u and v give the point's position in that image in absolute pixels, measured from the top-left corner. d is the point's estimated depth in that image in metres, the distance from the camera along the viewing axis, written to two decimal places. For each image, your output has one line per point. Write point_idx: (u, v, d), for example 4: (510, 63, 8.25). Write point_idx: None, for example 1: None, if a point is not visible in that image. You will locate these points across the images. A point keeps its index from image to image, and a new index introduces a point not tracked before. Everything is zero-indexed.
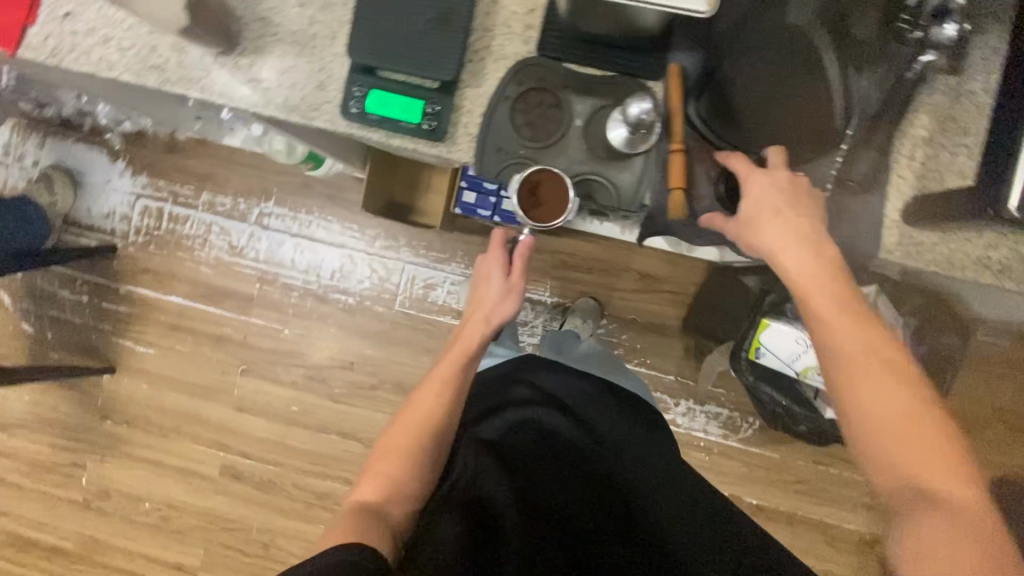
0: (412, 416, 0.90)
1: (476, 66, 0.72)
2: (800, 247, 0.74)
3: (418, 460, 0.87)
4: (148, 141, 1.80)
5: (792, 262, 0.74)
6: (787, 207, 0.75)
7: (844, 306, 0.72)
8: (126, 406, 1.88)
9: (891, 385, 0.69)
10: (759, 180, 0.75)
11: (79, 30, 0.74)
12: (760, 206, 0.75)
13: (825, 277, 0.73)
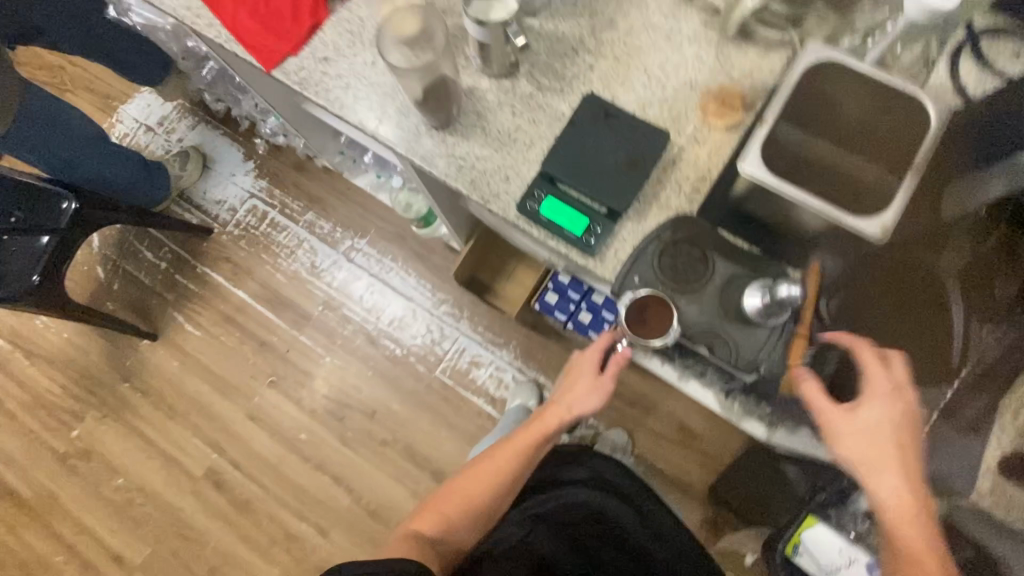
0: (479, 477, 0.92)
1: (643, 206, 0.76)
2: (899, 480, 0.64)
3: (468, 515, 0.91)
4: (283, 155, 1.93)
5: (882, 491, 0.64)
6: (898, 436, 0.65)
7: (921, 549, 0.64)
8: (150, 377, 1.85)
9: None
10: (885, 408, 0.65)
11: (329, 71, 0.87)
12: (872, 423, 0.65)
13: (913, 515, 0.64)
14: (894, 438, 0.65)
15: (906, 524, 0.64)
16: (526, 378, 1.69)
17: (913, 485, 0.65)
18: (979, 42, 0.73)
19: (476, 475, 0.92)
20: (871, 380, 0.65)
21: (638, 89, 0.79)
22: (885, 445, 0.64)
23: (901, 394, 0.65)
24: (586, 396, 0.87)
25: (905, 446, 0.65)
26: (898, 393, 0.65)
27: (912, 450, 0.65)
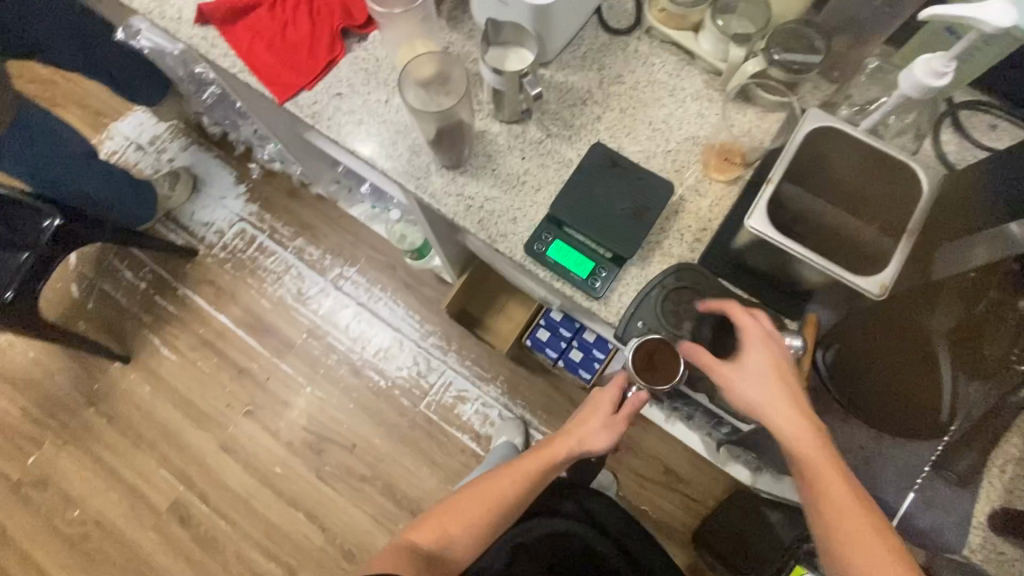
0: (479, 502, 0.87)
1: (646, 252, 0.79)
2: (794, 415, 0.65)
3: (464, 539, 0.86)
4: (276, 180, 1.92)
5: (789, 432, 0.65)
6: (779, 372, 0.67)
7: (837, 479, 0.63)
8: (118, 402, 1.77)
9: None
10: (765, 352, 0.67)
11: (343, 107, 0.89)
12: (758, 369, 0.67)
13: (817, 449, 0.64)
14: (779, 378, 0.66)
15: (816, 459, 0.64)
16: (512, 415, 1.66)
17: (808, 418, 0.66)
18: (959, 115, 0.79)
19: (475, 498, 0.88)
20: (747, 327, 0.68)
21: (643, 141, 0.83)
22: (776, 387, 0.66)
23: (772, 336, 0.68)
24: (596, 433, 0.85)
25: (788, 382, 0.66)
26: (772, 335, 0.68)
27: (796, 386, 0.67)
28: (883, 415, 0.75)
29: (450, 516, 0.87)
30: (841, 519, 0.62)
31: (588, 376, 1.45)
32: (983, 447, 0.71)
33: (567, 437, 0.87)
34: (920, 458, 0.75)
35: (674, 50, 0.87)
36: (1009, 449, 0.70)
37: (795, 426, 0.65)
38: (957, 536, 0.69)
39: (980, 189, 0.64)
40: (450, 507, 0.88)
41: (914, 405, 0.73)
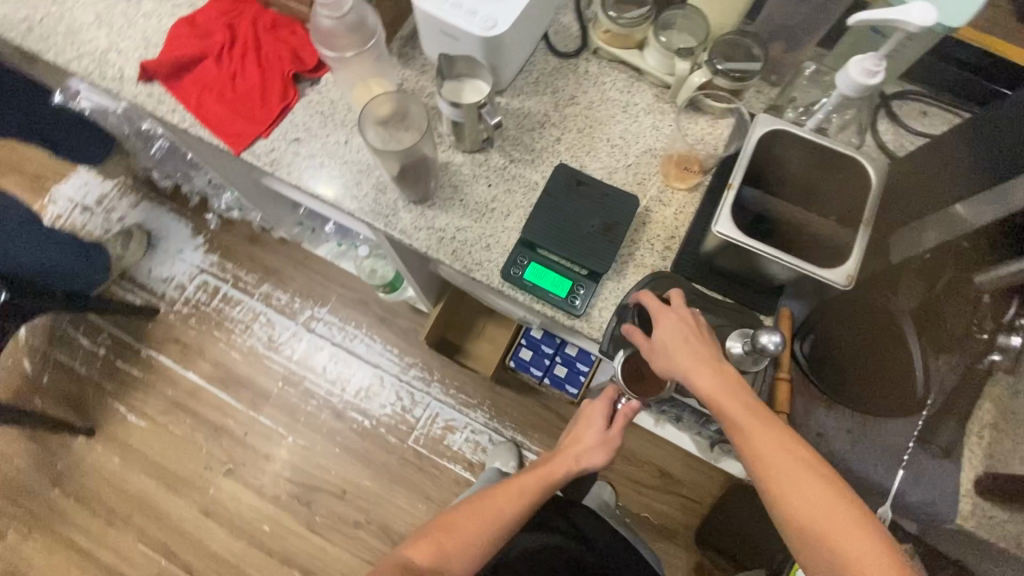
0: (479, 520, 0.81)
1: (620, 266, 0.80)
2: (705, 368, 0.65)
3: (464, 562, 0.78)
4: (235, 227, 1.87)
5: (701, 385, 0.65)
6: (685, 335, 0.68)
7: (754, 419, 0.63)
8: (85, 478, 1.66)
9: (820, 516, 0.60)
10: (669, 318, 0.69)
11: (301, 152, 0.88)
12: (666, 336, 0.68)
13: (730, 393, 0.64)
14: (688, 338, 0.67)
15: (729, 404, 0.64)
16: (503, 439, 1.64)
17: (721, 368, 0.66)
18: (892, 105, 0.84)
19: (474, 518, 0.81)
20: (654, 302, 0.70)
21: (603, 157, 0.85)
22: (686, 347, 0.67)
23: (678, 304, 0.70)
24: (593, 450, 0.86)
25: (699, 340, 0.67)
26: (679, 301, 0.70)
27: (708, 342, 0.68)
28: (865, 395, 0.78)
29: (448, 536, 0.79)
30: (763, 457, 0.62)
31: (575, 392, 1.45)
32: (960, 417, 0.77)
33: (567, 457, 0.87)
34: (904, 435, 0.81)
35: (622, 67, 0.90)
36: (982, 417, 0.77)
37: (706, 377, 0.65)
38: (949, 510, 0.76)
39: (954, 163, 0.64)
40: (448, 526, 0.81)
41: (892, 385, 0.76)
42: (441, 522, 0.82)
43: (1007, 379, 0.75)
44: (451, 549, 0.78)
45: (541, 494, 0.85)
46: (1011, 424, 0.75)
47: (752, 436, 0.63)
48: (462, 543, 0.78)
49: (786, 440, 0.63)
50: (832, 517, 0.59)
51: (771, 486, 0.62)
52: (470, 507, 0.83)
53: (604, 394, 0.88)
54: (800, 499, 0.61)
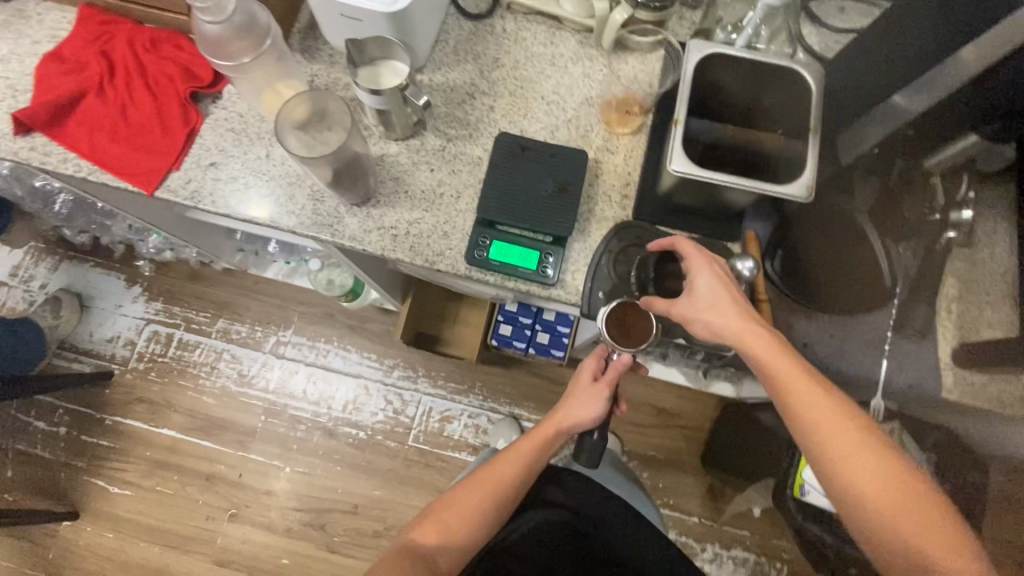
0: (479, 491, 0.80)
1: (583, 224, 0.78)
2: (756, 332, 0.66)
3: (468, 533, 0.78)
4: (173, 268, 1.75)
5: (754, 347, 0.66)
6: (729, 294, 0.68)
7: (807, 383, 0.65)
8: (82, 562, 1.56)
9: (869, 471, 0.63)
10: (710, 274, 0.68)
11: (221, 176, 0.81)
12: (709, 295, 0.68)
13: (785, 357, 0.66)
14: (734, 299, 0.68)
15: (783, 366, 0.65)
16: (502, 415, 1.64)
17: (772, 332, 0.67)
18: (812, 8, 0.84)
19: (474, 489, 0.80)
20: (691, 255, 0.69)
21: (542, 116, 0.82)
22: (730, 307, 0.67)
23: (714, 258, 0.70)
24: (588, 404, 0.84)
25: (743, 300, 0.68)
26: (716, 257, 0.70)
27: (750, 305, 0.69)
28: (834, 304, 0.79)
29: (450, 511, 0.79)
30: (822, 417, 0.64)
31: (561, 353, 1.44)
32: (929, 296, 0.77)
33: (556, 416, 0.84)
34: (879, 326, 0.83)
35: (540, 19, 0.86)
36: (948, 291, 0.77)
37: (760, 341, 0.66)
38: (934, 382, 0.75)
39: (924, 23, 0.61)
40: (447, 502, 0.80)
41: (861, 282, 0.77)
42: (442, 499, 0.81)
43: (965, 252, 0.77)
44: (454, 523, 0.78)
45: (537, 457, 0.83)
46: (976, 292, 0.76)
47: (810, 398, 0.65)
48: (464, 517, 0.78)
49: (840, 401, 0.65)
50: (881, 471, 0.63)
51: (825, 446, 0.64)
52: (469, 479, 0.82)
53: (595, 352, 0.86)
54: (852, 456, 0.63)
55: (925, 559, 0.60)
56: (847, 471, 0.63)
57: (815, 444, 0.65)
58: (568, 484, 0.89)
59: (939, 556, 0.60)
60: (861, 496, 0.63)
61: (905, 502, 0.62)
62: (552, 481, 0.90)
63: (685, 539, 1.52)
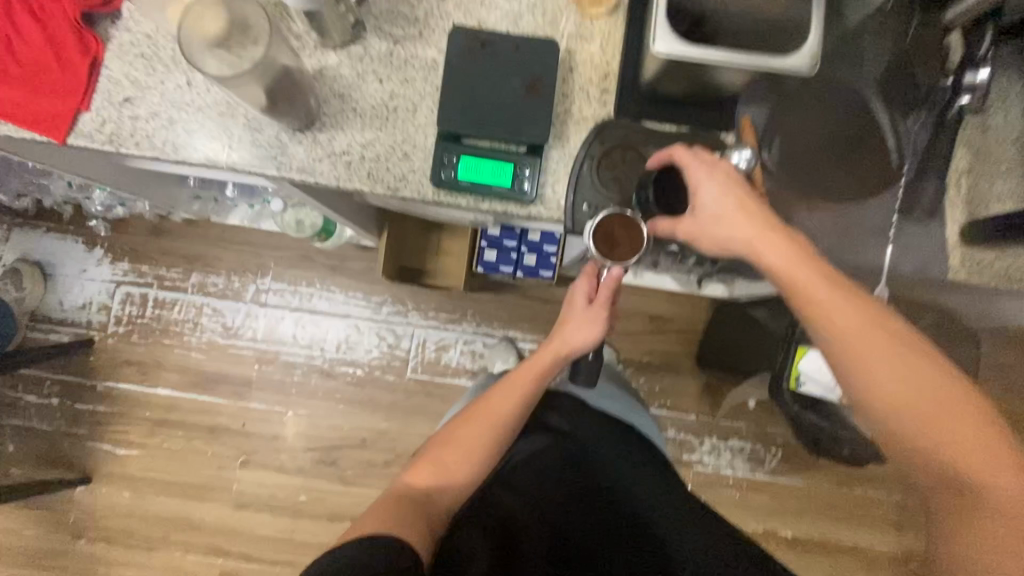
0: (477, 427, 0.78)
1: (559, 128, 0.70)
2: (775, 244, 0.66)
3: (467, 468, 0.76)
4: (133, 225, 1.64)
5: (773, 259, 0.66)
6: (739, 202, 0.66)
7: (833, 293, 0.65)
8: (104, 521, 1.58)
9: (891, 376, 0.64)
10: (717, 179, 0.65)
11: (140, 114, 0.70)
12: (722, 206, 0.66)
13: (809, 268, 0.65)
14: (751, 210, 0.66)
15: (807, 278, 0.65)
16: (497, 339, 1.63)
17: (793, 243, 0.66)
18: None
19: (472, 425, 0.79)
20: (689, 169, 0.66)
21: (501, 3, 0.71)
22: (740, 215, 0.65)
23: (720, 164, 0.66)
24: (581, 330, 0.83)
25: (762, 210, 0.66)
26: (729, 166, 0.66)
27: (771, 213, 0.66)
28: (829, 191, 0.73)
29: (448, 449, 0.77)
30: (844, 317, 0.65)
31: (550, 273, 1.39)
32: (939, 173, 0.71)
33: (553, 343, 0.83)
34: (884, 212, 0.75)
35: None
36: (958, 163, 0.71)
37: (781, 252, 0.65)
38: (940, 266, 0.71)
39: None
40: (445, 440, 0.78)
41: (863, 164, 0.71)
42: (440, 437, 0.79)
43: (975, 121, 0.71)
44: (452, 462, 0.77)
45: (537, 386, 0.82)
46: (986, 165, 0.71)
47: (835, 308, 0.64)
48: (462, 453, 0.77)
49: (864, 308, 0.65)
50: (904, 375, 0.64)
51: (849, 355, 0.65)
52: (466, 415, 0.80)
53: (586, 272, 0.82)
54: (875, 363, 0.65)
55: (944, 454, 0.62)
56: (870, 369, 0.65)
57: (839, 353, 0.66)
58: (567, 407, 0.87)
59: (959, 450, 0.62)
60: (884, 401, 0.65)
61: (928, 403, 0.63)
62: (552, 407, 0.87)
63: (684, 435, 1.57)
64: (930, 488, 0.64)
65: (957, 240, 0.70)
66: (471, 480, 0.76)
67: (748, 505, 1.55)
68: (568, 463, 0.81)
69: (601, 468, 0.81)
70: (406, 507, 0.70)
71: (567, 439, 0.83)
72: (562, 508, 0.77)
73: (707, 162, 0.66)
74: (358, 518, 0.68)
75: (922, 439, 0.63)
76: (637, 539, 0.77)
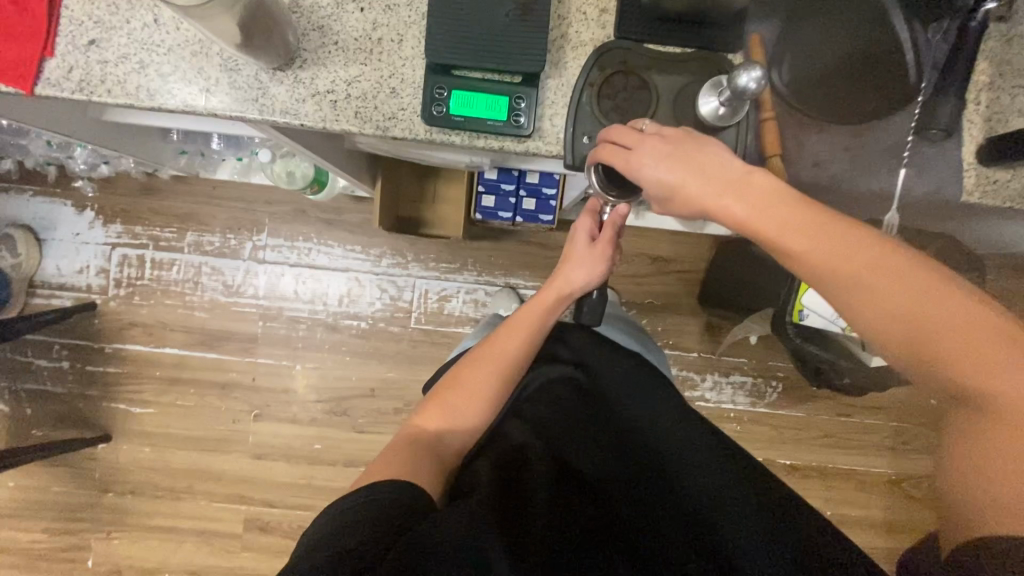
0: (482, 369, 0.79)
1: (555, 56, 0.67)
2: (730, 195, 0.59)
3: (475, 409, 0.78)
4: (121, 185, 1.60)
5: (734, 214, 0.59)
6: (678, 173, 0.61)
7: (807, 234, 0.56)
8: (129, 475, 1.64)
9: (902, 311, 0.54)
10: (642, 158, 0.62)
11: (108, 58, 0.65)
12: (664, 175, 0.62)
13: (773, 213, 0.57)
14: (693, 171, 0.60)
15: (772, 225, 0.57)
16: (499, 287, 1.62)
17: (750, 187, 0.58)
18: None
19: (477, 367, 0.79)
20: (620, 157, 0.63)
21: None
22: (691, 182, 0.60)
23: (643, 142, 0.62)
24: (583, 268, 0.83)
25: (706, 167, 0.60)
26: (657, 135, 0.62)
27: (721, 164, 0.60)
28: (845, 114, 0.69)
29: (455, 392, 0.78)
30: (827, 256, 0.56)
31: (549, 218, 1.36)
32: (960, 88, 0.66)
33: (556, 282, 0.84)
34: (900, 132, 0.71)
35: None
36: (979, 78, 0.67)
37: (740, 205, 0.58)
38: (954, 188, 0.69)
39: None
40: (450, 384, 0.79)
41: (881, 79, 0.67)
42: (446, 381, 0.80)
43: (1000, 29, 0.67)
44: (459, 403, 0.77)
45: (540, 325, 0.83)
46: (1009, 78, 0.67)
47: (816, 248, 0.56)
48: (469, 394, 0.78)
49: (853, 240, 0.55)
50: (920, 307, 0.53)
51: (845, 297, 0.56)
52: (471, 358, 0.81)
53: (588, 208, 0.83)
54: (881, 294, 0.54)
55: (982, 390, 0.51)
56: (872, 307, 0.55)
57: (833, 295, 0.57)
58: (573, 341, 0.88)
59: (1000, 383, 0.50)
60: (899, 341, 0.54)
61: (958, 330, 0.52)
62: (558, 343, 0.88)
63: (686, 372, 1.59)
64: (963, 428, 0.53)
65: (974, 160, 0.68)
66: (480, 420, 0.78)
67: (748, 437, 1.60)
68: (576, 394, 0.81)
69: (604, 396, 0.82)
70: (416, 449, 0.71)
71: (575, 372, 0.84)
72: (565, 437, 0.76)
73: (634, 140, 0.63)
74: (369, 465, 0.69)
75: (951, 376, 0.52)
76: (646, 470, 0.73)
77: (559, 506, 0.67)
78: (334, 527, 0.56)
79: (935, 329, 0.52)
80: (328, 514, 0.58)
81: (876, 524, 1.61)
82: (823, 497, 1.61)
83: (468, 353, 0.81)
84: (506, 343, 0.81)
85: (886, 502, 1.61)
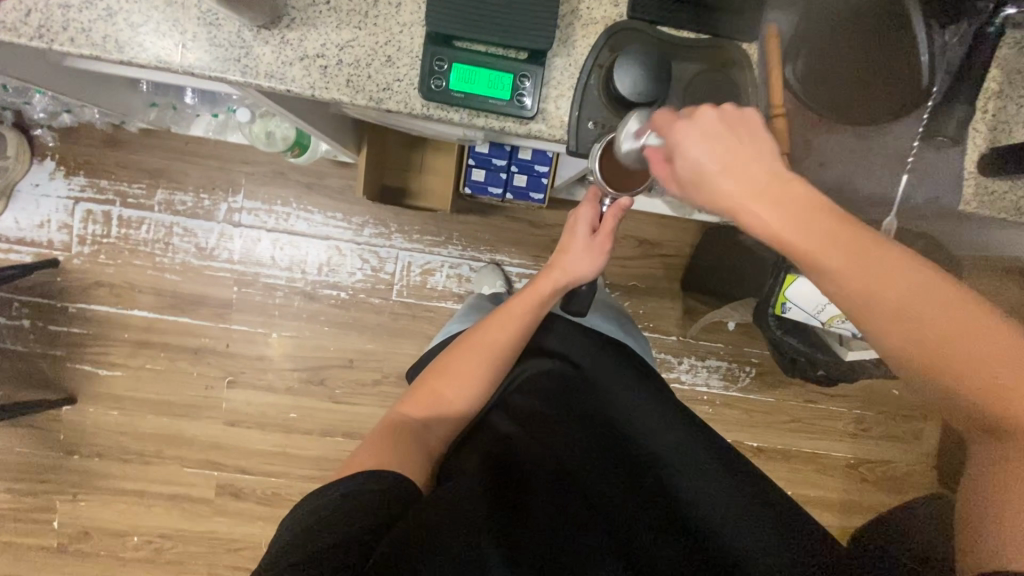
0: (474, 357, 0.78)
1: (564, 32, 0.63)
2: (768, 202, 0.52)
3: (461, 396, 0.77)
4: (85, 136, 1.50)
5: (769, 222, 0.52)
6: (726, 155, 0.52)
7: (842, 250, 0.51)
8: (95, 439, 1.59)
9: (936, 318, 0.51)
10: (690, 128, 0.53)
11: (71, 2, 0.59)
12: (702, 165, 0.53)
13: (818, 230, 0.51)
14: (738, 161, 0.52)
15: (812, 244, 0.51)
16: (483, 262, 1.60)
17: (786, 193, 0.51)
18: None
19: (467, 353, 0.78)
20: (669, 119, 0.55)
21: None
22: (735, 174, 0.52)
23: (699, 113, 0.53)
24: (582, 258, 0.83)
25: (753, 161, 0.52)
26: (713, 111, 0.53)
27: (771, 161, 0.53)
28: (856, 116, 0.68)
29: (443, 379, 0.77)
30: (871, 285, 0.51)
31: (540, 196, 1.32)
32: (971, 96, 0.65)
33: (554, 271, 0.83)
34: None
35: None
36: (990, 85, 0.66)
37: (781, 216, 0.51)
38: (953, 196, 0.69)
39: None
40: (438, 373, 0.78)
41: (896, 84, 0.64)
42: (434, 369, 0.79)
43: (1014, 35, 0.65)
44: (446, 390, 0.77)
45: (535, 314, 0.82)
46: (1017, 86, 0.66)
47: (856, 267, 0.51)
48: (457, 382, 0.77)
49: (895, 264, 0.51)
50: (950, 316, 0.51)
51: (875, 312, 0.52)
52: (460, 345, 0.80)
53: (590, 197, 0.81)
54: (913, 311, 0.51)
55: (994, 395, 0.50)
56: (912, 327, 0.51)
57: (855, 315, 0.53)
58: (562, 330, 0.86)
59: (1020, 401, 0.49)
60: (918, 346, 0.52)
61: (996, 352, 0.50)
62: (548, 332, 0.87)
63: (664, 355, 1.61)
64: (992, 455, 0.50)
65: (976, 171, 0.67)
66: (467, 407, 0.77)
67: (719, 419, 1.64)
68: (568, 383, 0.80)
69: (598, 389, 0.80)
70: (403, 436, 0.70)
71: (569, 363, 0.83)
72: (551, 432, 0.73)
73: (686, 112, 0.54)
74: (355, 452, 0.68)
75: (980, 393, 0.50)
76: (640, 469, 0.72)
77: (563, 509, 0.63)
78: (319, 522, 0.54)
79: (979, 352, 0.50)
80: (307, 509, 0.56)
81: (833, 505, 1.69)
82: (785, 478, 1.68)
83: (458, 341, 0.80)
84: (499, 331, 0.80)
85: (843, 485, 1.69)
